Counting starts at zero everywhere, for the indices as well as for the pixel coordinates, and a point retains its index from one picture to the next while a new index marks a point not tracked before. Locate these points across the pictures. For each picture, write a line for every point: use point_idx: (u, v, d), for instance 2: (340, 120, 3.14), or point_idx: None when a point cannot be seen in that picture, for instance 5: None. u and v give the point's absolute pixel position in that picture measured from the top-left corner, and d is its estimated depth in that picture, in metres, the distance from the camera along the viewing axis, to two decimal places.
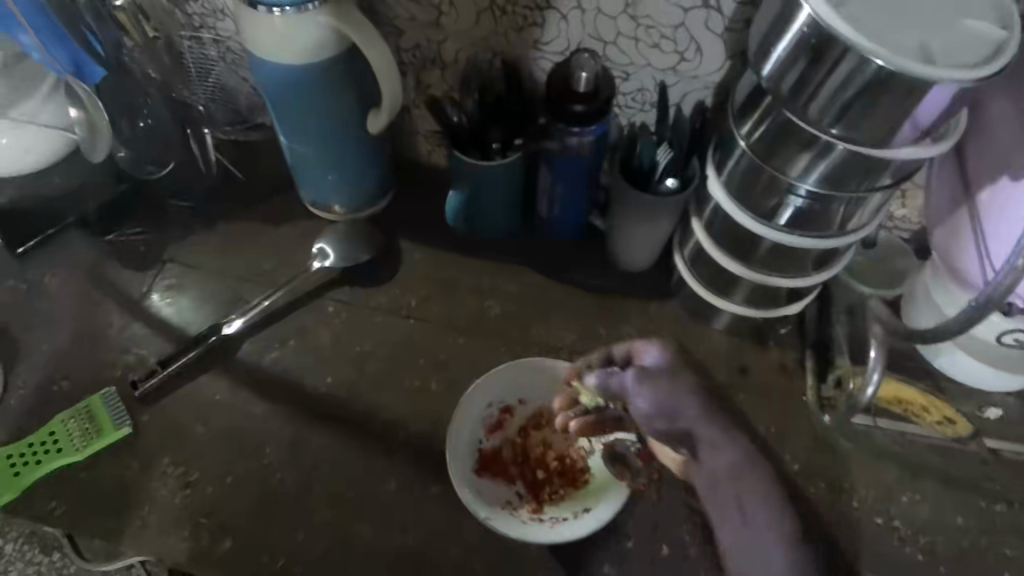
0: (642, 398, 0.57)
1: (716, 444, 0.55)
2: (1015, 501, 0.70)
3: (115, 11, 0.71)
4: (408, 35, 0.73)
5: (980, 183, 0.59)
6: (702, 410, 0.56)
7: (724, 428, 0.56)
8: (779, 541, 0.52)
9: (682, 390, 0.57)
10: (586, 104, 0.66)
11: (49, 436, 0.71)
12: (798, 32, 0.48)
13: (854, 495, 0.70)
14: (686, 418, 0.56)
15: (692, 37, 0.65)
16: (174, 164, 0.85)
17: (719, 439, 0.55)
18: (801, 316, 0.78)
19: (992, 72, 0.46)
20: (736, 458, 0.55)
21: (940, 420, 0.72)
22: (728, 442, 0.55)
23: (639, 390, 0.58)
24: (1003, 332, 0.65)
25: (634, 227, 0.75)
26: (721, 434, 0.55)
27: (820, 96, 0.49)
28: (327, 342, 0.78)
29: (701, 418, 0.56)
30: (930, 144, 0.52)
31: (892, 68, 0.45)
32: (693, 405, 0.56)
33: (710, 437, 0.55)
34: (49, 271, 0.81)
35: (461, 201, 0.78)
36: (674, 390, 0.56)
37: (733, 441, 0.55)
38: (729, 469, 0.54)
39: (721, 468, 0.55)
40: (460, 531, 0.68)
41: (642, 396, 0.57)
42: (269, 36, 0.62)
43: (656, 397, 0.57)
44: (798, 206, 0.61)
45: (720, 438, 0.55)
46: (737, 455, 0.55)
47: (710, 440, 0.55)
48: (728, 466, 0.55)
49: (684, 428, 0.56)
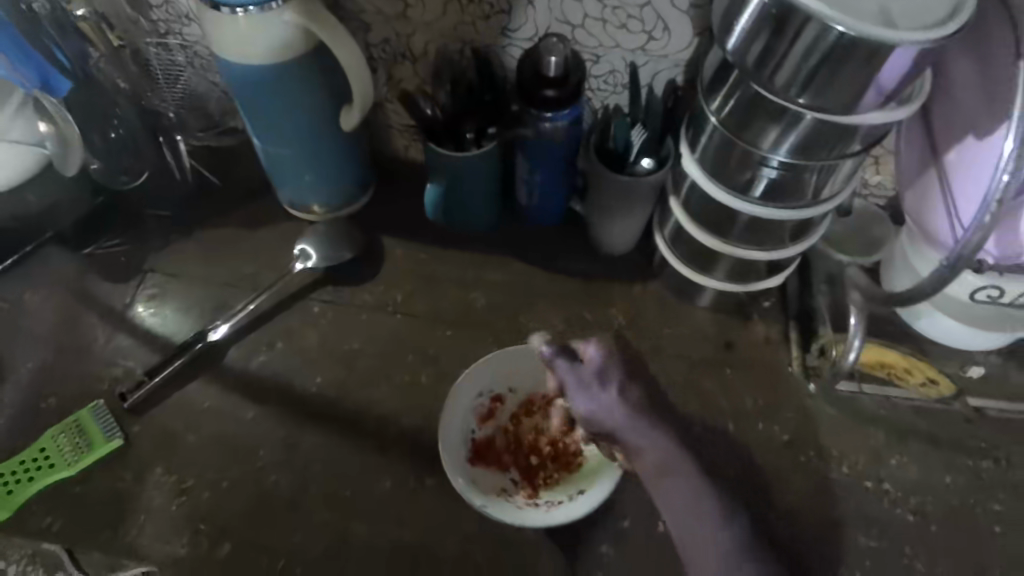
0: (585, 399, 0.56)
1: (648, 442, 0.55)
2: (1001, 458, 0.71)
3: (78, 21, 0.70)
4: (375, 29, 0.73)
5: (949, 145, 0.60)
6: (632, 413, 0.55)
7: (655, 424, 0.55)
8: (710, 524, 0.55)
9: (613, 394, 0.56)
10: (557, 89, 0.66)
11: (39, 453, 0.70)
12: (759, 3, 0.49)
13: (844, 462, 0.70)
14: (620, 422, 0.55)
15: (659, 16, 0.65)
16: (147, 174, 0.84)
17: (649, 434, 0.55)
18: (783, 289, 0.79)
19: (953, 31, 0.46)
20: (669, 451, 0.55)
21: (923, 382, 0.74)
22: (656, 434, 0.55)
23: (591, 391, 0.56)
24: (976, 290, 0.66)
25: (614, 212, 0.76)
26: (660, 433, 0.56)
27: (786, 66, 0.50)
28: (314, 342, 0.78)
29: (632, 418, 0.55)
30: (895, 108, 0.53)
31: (853, 34, 0.45)
32: (630, 404, 0.55)
33: (643, 436, 0.55)
34: (28, 287, 0.81)
35: (440, 193, 0.78)
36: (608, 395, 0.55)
37: (659, 435, 0.55)
38: (662, 466, 0.55)
39: (654, 464, 0.56)
40: (459, 521, 0.68)
41: (592, 396, 0.56)
42: (233, 37, 0.62)
43: (596, 403, 0.56)
44: (772, 178, 0.61)
45: (650, 435, 0.55)
46: (667, 449, 0.55)
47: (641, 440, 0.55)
48: (659, 463, 0.55)
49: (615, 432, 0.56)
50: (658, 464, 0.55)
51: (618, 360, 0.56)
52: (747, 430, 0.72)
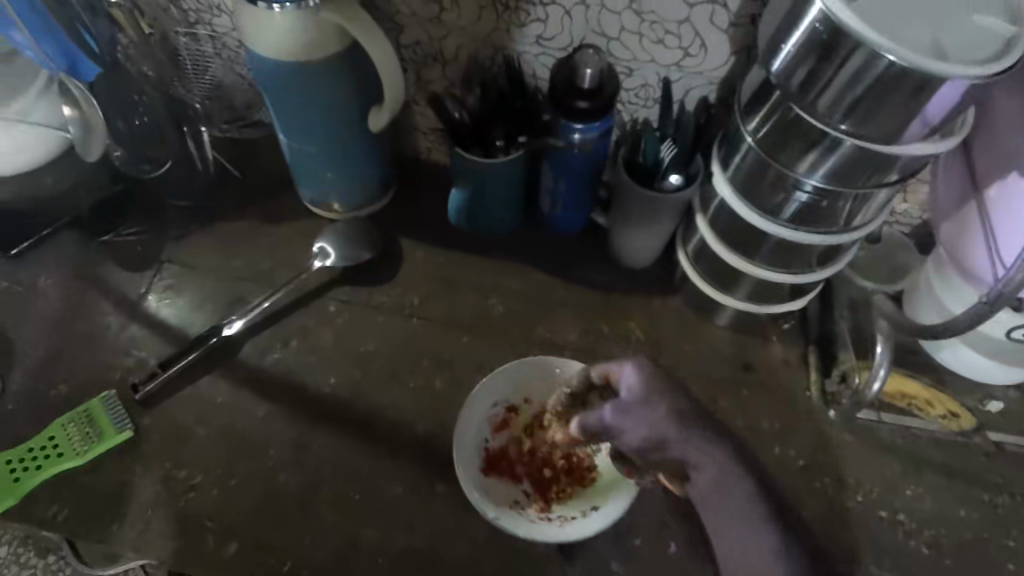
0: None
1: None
2: (1017, 493, 0.70)
3: (111, 8, 0.71)
4: (408, 30, 0.72)
5: (990, 180, 0.59)
6: (681, 432, 0.48)
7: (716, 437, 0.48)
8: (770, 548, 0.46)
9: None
10: (591, 101, 0.65)
11: (49, 441, 0.70)
12: (809, 27, 0.48)
13: (858, 490, 0.70)
14: (676, 441, 0.48)
15: (696, 32, 0.65)
16: (170, 163, 0.82)
17: (706, 454, 0.47)
18: (803, 311, 0.79)
19: (1003, 68, 0.45)
20: (737, 478, 0.47)
21: (944, 415, 0.73)
22: (717, 453, 0.47)
23: (631, 409, 0.50)
24: (1012, 328, 0.65)
25: (637, 225, 0.75)
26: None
27: (830, 91, 0.49)
28: (329, 342, 0.77)
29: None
30: (937, 141, 0.52)
31: (904, 64, 0.44)
32: (687, 420, 0.48)
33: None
34: (43, 272, 0.80)
35: (464, 198, 0.77)
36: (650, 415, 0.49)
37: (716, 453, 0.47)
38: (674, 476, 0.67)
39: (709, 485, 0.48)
40: (469, 531, 0.67)
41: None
42: (268, 31, 0.61)
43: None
44: (804, 202, 0.61)
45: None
46: (723, 467, 0.47)
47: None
48: (715, 483, 0.47)
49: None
50: (716, 487, 0.47)
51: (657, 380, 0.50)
52: (763, 452, 0.71)
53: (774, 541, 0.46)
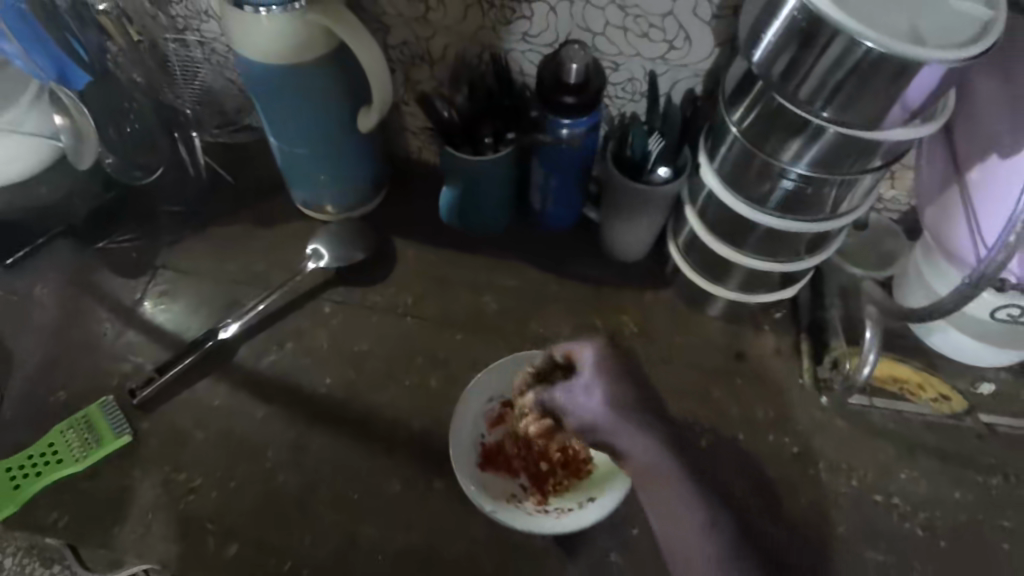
0: (593, 395, 0.58)
1: (633, 445, 0.56)
2: (1010, 474, 0.71)
3: (99, 15, 0.71)
4: (395, 31, 0.73)
5: (971, 163, 0.60)
6: (619, 415, 0.57)
7: (647, 419, 0.57)
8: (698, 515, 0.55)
9: (600, 398, 0.58)
10: (576, 96, 0.66)
11: (48, 448, 0.70)
12: (789, 16, 0.48)
13: (853, 475, 0.71)
14: (610, 423, 0.56)
15: (681, 25, 0.65)
16: (161, 170, 0.85)
17: (636, 433, 0.56)
18: (795, 299, 0.80)
19: (980, 51, 0.46)
20: (663, 452, 0.56)
21: (936, 397, 0.74)
22: (644, 433, 0.56)
23: (584, 391, 0.59)
24: (997, 308, 0.65)
25: (627, 219, 0.76)
26: (633, 430, 0.56)
27: (811, 79, 0.50)
28: (324, 343, 0.78)
29: (617, 422, 0.56)
30: (919, 125, 0.53)
31: (882, 50, 0.45)
32: (623, 405, 0.57)
33: (623, 430, 0.56)
34: (38, 281, 0.80)
35: (454, 196, 0.78)
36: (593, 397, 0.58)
37: (645, 433, 0.56)
38: (644, 467, 0.56)
39: (638, 465, 0.56)
40: (467, 526, 0.68)
41: (594, 398, 0.58)
42: (255, 35, 0.61)
43: (583, 405, 0.58)
44: (790, 190, 0.62)
45: (633, 437, 0.56)
46: (650, 447, 0.56)
47: (626, 441, 0.56)
48: (645, 462, 0.56)
49: (610, 437, 0.56)
50: (645, 467, 0.56)
51: (605, 361, 0.60)
52: (757, 440, 0.72)
53: (703, 517, 0.54)
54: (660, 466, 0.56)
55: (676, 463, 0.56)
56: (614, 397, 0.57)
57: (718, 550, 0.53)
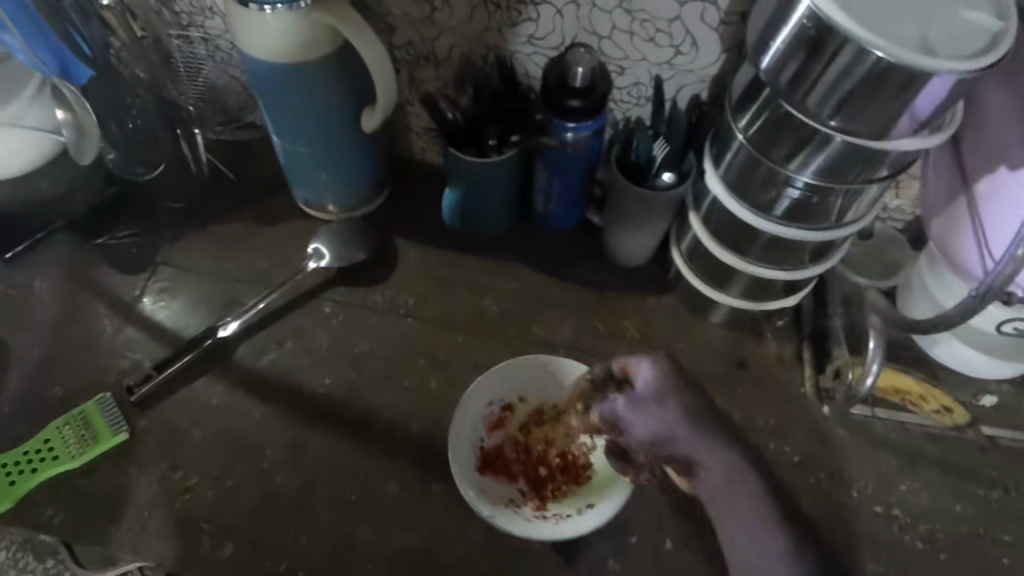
0: (669, 407, 0.53)
1: (713, 460, 0.52)
2: (1011, 487, 0.70)
3: (102, 10, 0.70)
4: (400, 31, 0.72)
5: (978, 174, 0.59)
6: (694, 432, 0.52)
7: (725, 437, 0.53)
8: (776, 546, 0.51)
9: (675, 409, 0.53)
10: (582, 99, 0.65)
11: (44, 444, 0.70)
12: (797, 24, 0.48)
13: (853, 485, 0.70)
14: (687, 440, 0.52)
15: (687, 30, 0.65)
16: (164, 166, 0.84)
17: (716, 452, 0.52)
18: (798, 307, 0.79)
19: (989, 63, 0.46)
20: (744, 472, 0.52)
21: (937, 409, 0.74)
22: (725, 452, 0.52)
23: (653, 405, 0.53)
24: (1003, 321, 0.65)
25: (631, 223, 0.75)
26: (717, 445, 0.52)
27: (819, 88, 0.49)
28: (324, 343, 0.77)
29: (696, 433, 0.52)
30: (926, 136, 0.52)
31: (891, 60, 0.45)
32: (699, 419, 0.53)
33: (705, 442, 0.52)
34: (37, 275, 0.80)
35: (457, 198, 0.77)
36: (663, 414, 0.53)
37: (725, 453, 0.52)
38: (727, 485, 0.52)
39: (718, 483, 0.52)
40: (464, 530, 0.68)
41: (667, 409, 0.53)
42: (259, 33, 0.61)
43: (653, 417, 0.53)
44: (796, 198, 0.61)
45: (716, 452, 0.52)
46: (733, 467, 0.52)
47: (708, 456, 0.52)
48: (726, 476, 0.52)
49: (681, 448, 0.53)
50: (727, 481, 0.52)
51: (672, 378, 0.53)
52: (757, 448, 0.72)
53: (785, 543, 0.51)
54: (748, 483, 0.52)
55: (756, 478, 0.53)
56: (694, 406, 0.53)
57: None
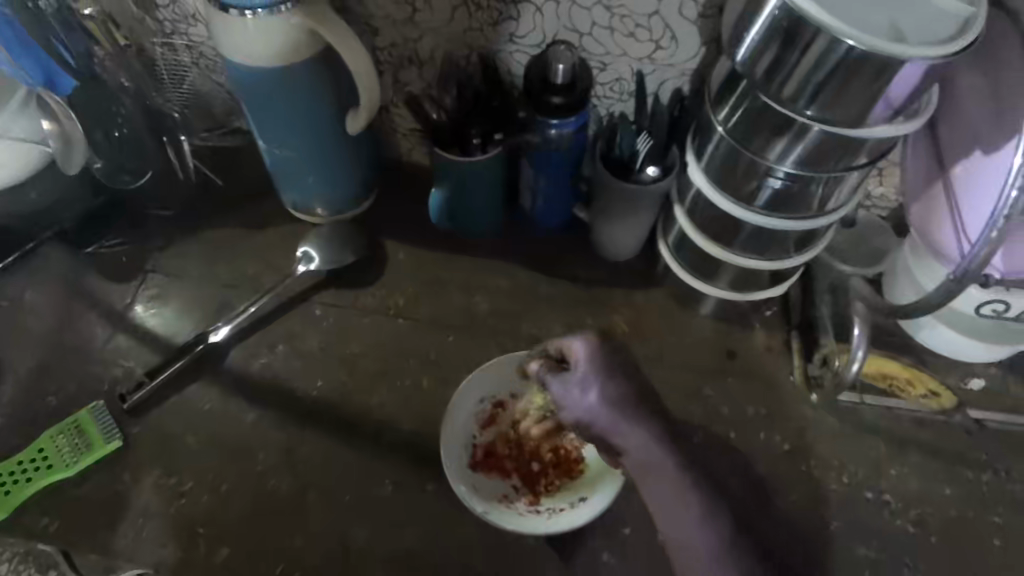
0: (589, 394, 0.53)
1: (633, 445, 0.52)
2: (1000, 470, 0.71)
3: (85, 20, 0.70)
4: (382, 33, 0.73)
5: (955, 160, 0.60)
6: (618, 419, 0.52)
7: (647, 424, 0.52)
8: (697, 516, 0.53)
9: (596, 396, 0.53)
10: (564, 96, 0.66)
11: (38, 454, 0.70)
12: (771, 16, 0.49)
13: (844, 472, 0.71)
14: (607, 422, 0.52)
15: (667, 25, 0.65)
16: (151, 174, 0.84)
17: (634, 436, 0.52)
18: (785, 297, 0.80)
19: (960, 48, 0.46)
20: (666, 460, 0.52)
21: (925, 394, 0.74)
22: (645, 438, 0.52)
23: (578, 387, 0.54)
24: (982, 304, 0.65)
25: (617, 218, 0.76)
26: (631, 429, 0.52)
27: (795, 78, 0.50)
28: (315, 345, 0.77)
29: (613, 417, 0.52)
30: (903, 122, 0.53)
31: (865, 48, 0.45)
32: (619, 404, 0.52)
33: (621, 427, 0.52)
34: (28, 286, 0.80)
35: (444, 198, 0.78)
36: (586, 397, 0.53)
37: (650, 438, 0.52)
38: (645, 462, 0.53)
39: (638, 463, 0.53)
40: (459, 527, 0.68)
41: (587, 393, 0.53)
42: (241, 38, 0.61)
43: (577, 401, 0.53)
44: (778, 188, 0.62)
45: (631, 433, 0.52)
46: (656, 452, 0.52)
47: (624, 436, 0.53)
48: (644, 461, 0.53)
49: (605, 432, 0.53)
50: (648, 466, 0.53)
51: (600, 361, 0.53)
52: (748, 438, 0.72)
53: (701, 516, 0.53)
54: (662, 465, 0.52)
55: (674, 459, 0.52)
56: (614, 396, 0.53)
57: (716, 538, 0.52)
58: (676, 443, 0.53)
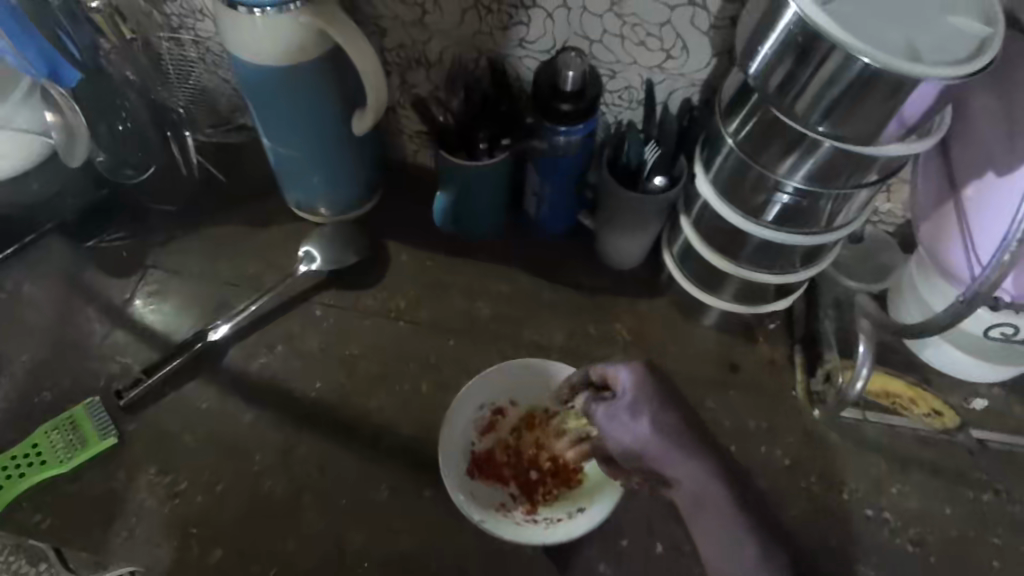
0: (641, 422, 0.53)
1: (685, 478, 0.51)
2: (1001, 491, 0.71)
3: (91, 13, 0.69)
4: (391, 34, 0.72)
5: (965, 179, 0.59)
6: (678, 451, 0.51)
7: (701, 456, 0.51)
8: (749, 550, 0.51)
9: (646, 424, 0.52)
10: (573, 103, 0.65)
11: (32, 449, 0.69)
12: (785, 30, 0.48)
13: (845, 489, 0.70)
14: (659, 454, 0.52)
15: (678, 35, 0.65)
16: (154, 169, 0.82)
17: (688, 470, 0.51)
18: (789, 310, 0.79)
19: (977, 68, 0.46)
20: (717, 490, 0.51)
21: (929, 413, 0.74)
22: (698, 471, 0.51)
23: (628, 416, 0.53)
24: (990, 326, 0.65)
25: (622, 226, 0.75)
26: (687, 461, 0.51)
27: (807, 94, 0.49)
28: (315, 346, 0.77)
29: (666, 448, 0.51)
30: (915, 141, 0.52)
31: (880, 66, 0.45)
32: (671, 435, 0.52)
33: (673, 457, 0.51)
34: (27, 279, 0.80)
35: (449, 202, 0.77)
36: (634, 426, 0.53)
37: (701, 470, 0.51)
38: (698, 497, 0.51)
39: (690, 496, 0.52)
40: (456, 534, 0.67)
41: (639, 423, 0.53)
42: (248, 36, 0.61)
43: (626, 430, 0.53)
44: (786, 203, 0.61)
45: (685, 466, 0.51)
46: (706, 485, 0.51)
47: (677, 470, 0.51)
48: (693, 495, 0.51)
49: (656, 463, 0.52)
50: (695, 498, 0.51)
51: (649, 391, 0.53)
52: (748, 452, 0.72)
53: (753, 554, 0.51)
54: (717, 499, 0.51)
55: (728, 494, 0.51)
56: (666, 425, 0.52)
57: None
58: (730, 480, 0.51)
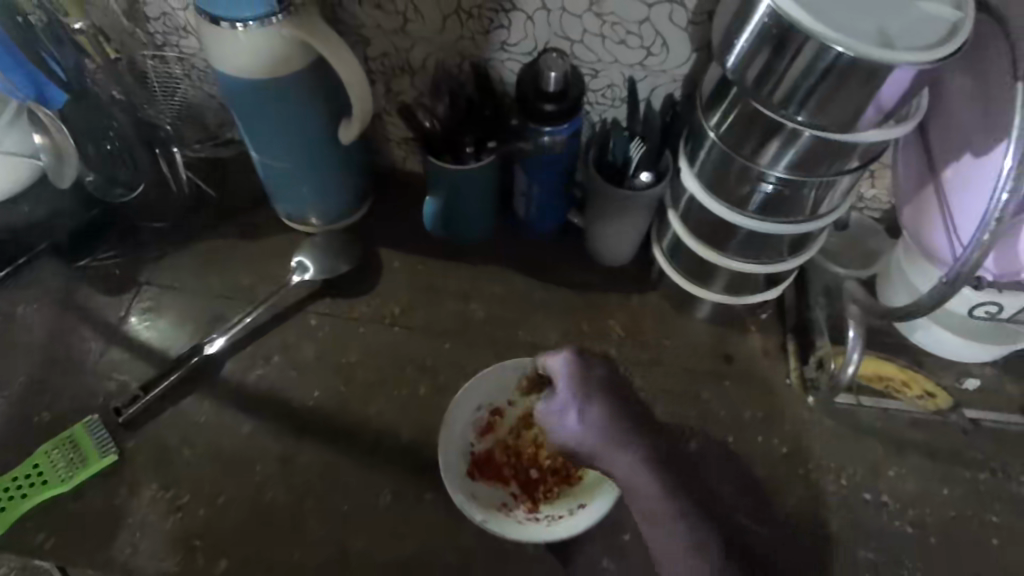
0: (571, 420, 0.60)
1: (618, 467, 0.59)
2: (997, 469, 0.71)
3: (75, 34, 0.69)
4: (374, 43, 0.73)
5: (946, 162, 0.61)
6: (616, 441, 0.59)
7: (632, 446, 0.59)
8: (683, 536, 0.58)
9: (589, 418, 0.59)
10: (557, 103, 0.66)
11: (33, 469, 0.70)
12: (760, 22, 0.49)
13: (842, 474, 0.71)
14: (597, 448, 0.59)
15: (658, 32, 0.66)
16: (144, 187, 0.82)
17: (620, 459, 0.59)
18: (780, 300, 0.80)
19: (949, 53, 0.46)
20: (647, 480, 0.58)
21: (922, 395, 0.74)
22: (630, 459, 0.58)
23: (566, 413, 0.60)
24: (974, 305, 0.66)
25: (611, 223, 0.76)
26: (619, 452, 0.59)
27: (784, 83, 0.50)
28: (310, 355, 0.77)
29: (605, 445, 0.59)
30: (894, 126, 0.53)
31: (854, 55, 0.45)
32: (609, 430, 0.59)
33: (610, 453, 0.59)
34: (20, 301, 0.80)
35: (438, 207, 0.78)
36: (584, 423, 0.59)
37: (633, 459, 0.58)
38: (630, 485, 0.59)
39: (627, 484, 0.59)
40: (458, 535, 0.68)
41: (574, 420, 0.60)
42: (231, 50, 0.61)
43: (574, 428, 0.60)
44: (770, 193, 0.62)
45: (622, 459, 0.59)
46: (641, 477, 0.58)
47: (612, 461, 0.59)
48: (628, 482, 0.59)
49: (594, 455, 0.59)
50: (630, 486, 0.59)
51: (583, 381, 0.60)
52: (745, 442, 0.72)
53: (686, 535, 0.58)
54: (646, 487, 0.58)
55: (658, 480, 0.58)
56: (594, 420, 0.59)
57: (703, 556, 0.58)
58: (659, 466, 0.59)
